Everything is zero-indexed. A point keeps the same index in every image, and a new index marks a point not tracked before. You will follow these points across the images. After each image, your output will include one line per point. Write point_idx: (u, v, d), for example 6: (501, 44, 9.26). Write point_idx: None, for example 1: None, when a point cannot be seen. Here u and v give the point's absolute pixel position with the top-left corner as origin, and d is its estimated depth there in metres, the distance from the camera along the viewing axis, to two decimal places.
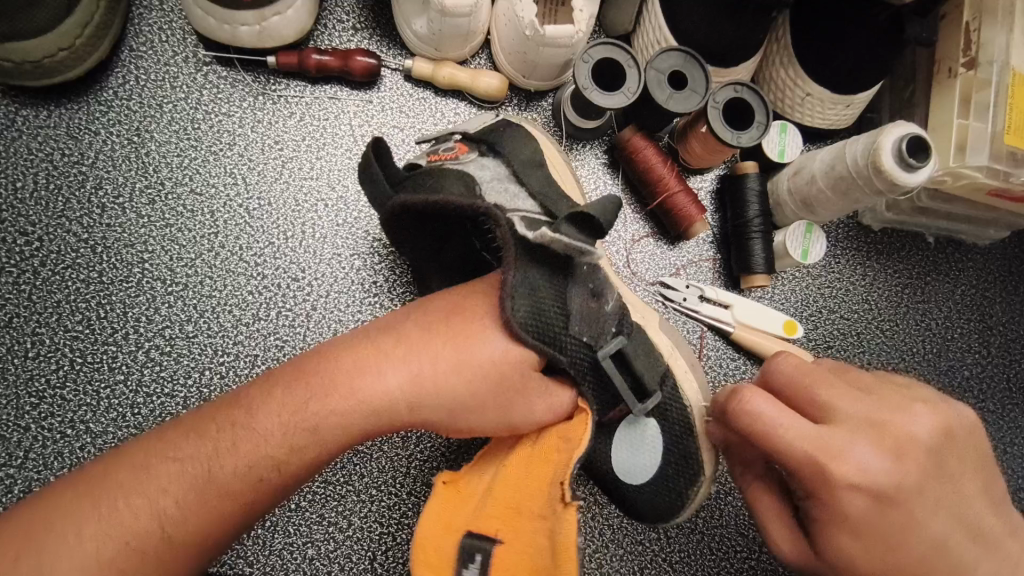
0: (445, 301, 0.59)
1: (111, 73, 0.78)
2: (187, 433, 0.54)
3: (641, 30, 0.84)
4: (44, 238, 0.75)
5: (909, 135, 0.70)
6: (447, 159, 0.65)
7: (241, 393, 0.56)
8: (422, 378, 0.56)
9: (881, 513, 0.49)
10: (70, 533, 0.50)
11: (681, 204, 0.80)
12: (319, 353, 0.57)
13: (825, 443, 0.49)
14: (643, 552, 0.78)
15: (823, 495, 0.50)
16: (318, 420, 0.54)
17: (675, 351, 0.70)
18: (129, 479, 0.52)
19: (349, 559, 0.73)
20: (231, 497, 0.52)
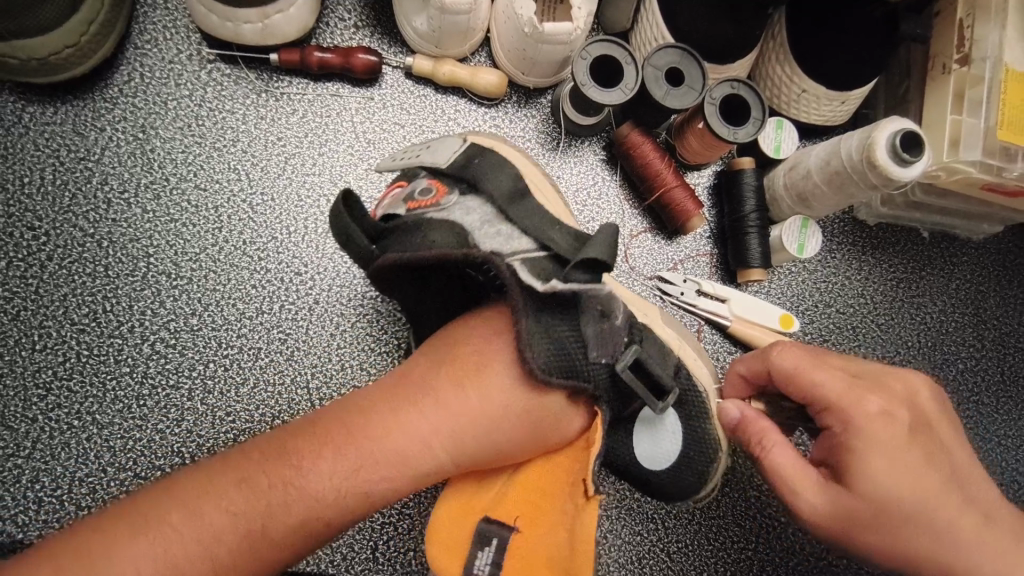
0: (462, 348, 0.60)
1: (116, 70, 0.79)
2: (234, 483, 0.53)
3: (638, 27, 0.85)
4: (51, 233, 0.76)
5: (903, 130, 0.71)
6: (427, 204, 0.64)
7: (284, 448, 0.55)
8: (460, 437, 0.57)
9: (903, 447, 0.55)
10: (128, 570, 0.48)
11: (678, 200, 0.81)
12: (353, 414, 0.57)
13: (855, 384, 0.57)
14: (641, 542, 0.79)
15: (855, 419, 0.56)
16: (370, 484, 0.55)
17: (682, 342, 0.74)
18: (179, 523, 0.50)
19: (351, 549, 0.75)
20: (284, 546, 0.53)
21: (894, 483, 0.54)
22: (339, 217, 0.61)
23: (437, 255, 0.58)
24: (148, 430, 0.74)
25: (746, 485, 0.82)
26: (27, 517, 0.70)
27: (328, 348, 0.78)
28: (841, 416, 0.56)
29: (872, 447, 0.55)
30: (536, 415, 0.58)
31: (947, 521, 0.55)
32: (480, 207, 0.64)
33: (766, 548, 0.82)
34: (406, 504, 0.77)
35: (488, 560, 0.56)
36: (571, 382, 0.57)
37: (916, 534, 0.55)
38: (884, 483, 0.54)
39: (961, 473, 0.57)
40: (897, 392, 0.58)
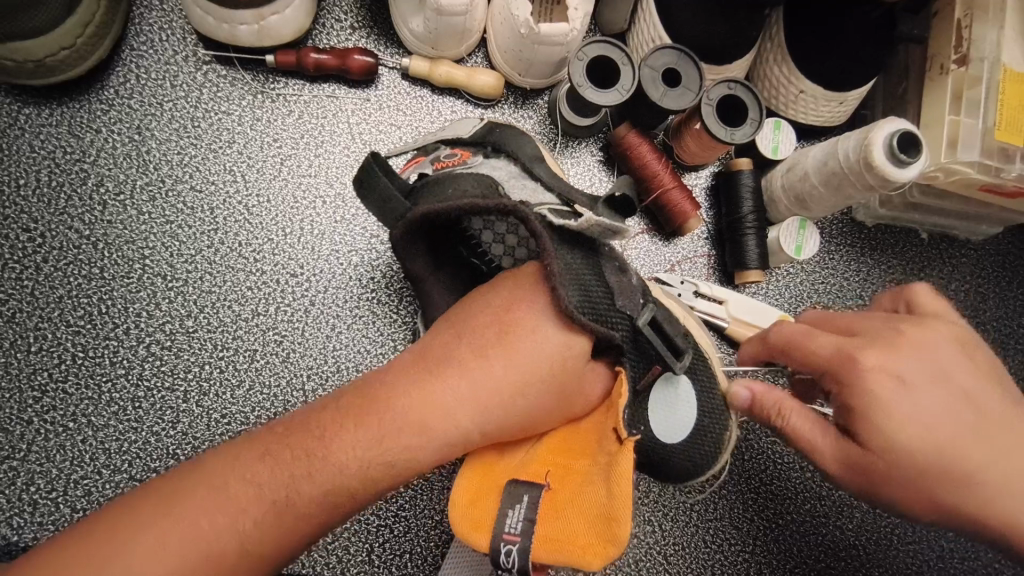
0: (486, 314, 0.58)
1: (112, 72, 0.79)
2: (258, 457, 0.52)
3: (635, 28, 0.85)
4: (46, 234, 0.76)
5: (899, 130, 0.71)
6: (453, 164, 0.65)
7: (303, 423, 0.54)
8: (486, 407, 0.55)
9: (910, 400, 0.55)
10: (155, 545, 0.48)
11: (676, 200, 0.81)
12: (372, 390, 0.54)
13: (852, 343, 0.58)
14: (638, 544, 0.79)
15: (855, 378, 0.56)
16: (395, 455, 0.53)
17: (687, 316, 0.75)
18: (206, 498, 0.50)
19: (346, 551, 0.74)
20: (307, 520, 0.51)
21: (904, 437, 0.55)
22: (367, 173, 0.62)
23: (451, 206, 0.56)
24: (143, 432, 0.74)
25: (743, 487, 0.82)
26: (22, 519, 0.70)
27: (324, 349, 0.77)
28: (838, 378, 0.57)
29: (874, 407, 0.55)
30: (560, 379, 0.57)
31: (969, 463, 0.56)
32: (506, 165, 0.65)
33: (764, 551, 0.81)
34: (402, 507, 0.76)
35: (520, 517, 0.54)
36: (600, 330, 0.57)
37: (939, 481, 0.56)
38: (893, 439, 0.55)
39: (981, 414, 0.57)
40: (902, 343, 0.57)
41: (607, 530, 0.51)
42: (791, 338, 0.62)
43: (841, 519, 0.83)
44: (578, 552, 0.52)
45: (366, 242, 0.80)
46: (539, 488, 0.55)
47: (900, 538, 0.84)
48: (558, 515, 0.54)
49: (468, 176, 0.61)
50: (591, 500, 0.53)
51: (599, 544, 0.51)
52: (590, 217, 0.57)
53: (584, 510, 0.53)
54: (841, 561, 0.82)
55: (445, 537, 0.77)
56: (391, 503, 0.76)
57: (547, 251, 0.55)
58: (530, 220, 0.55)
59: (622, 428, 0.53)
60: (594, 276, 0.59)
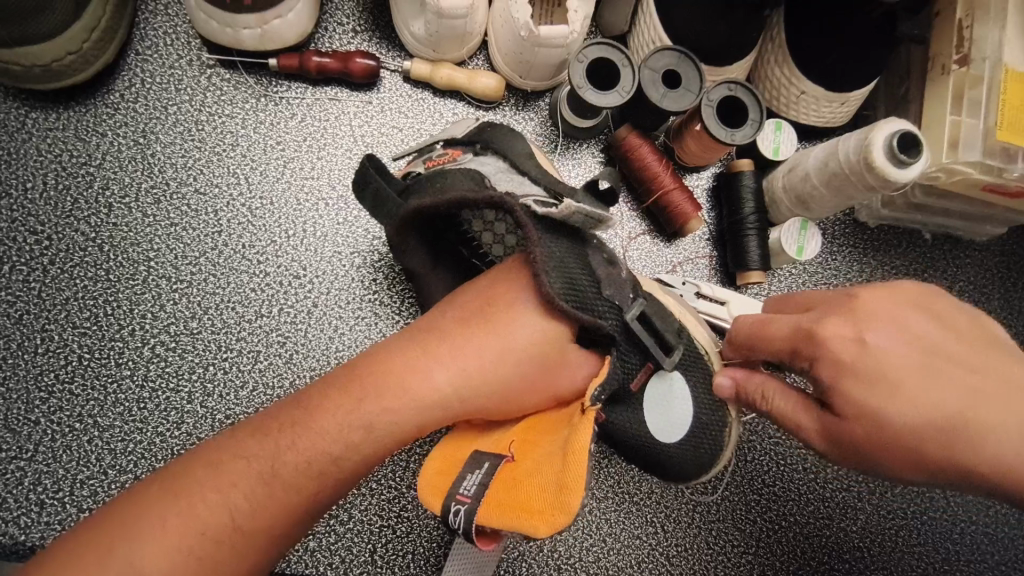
0: (471, 298, 0.61)
1: (118, 76, 0.80)
2: (248, 434, 0.53)
3: (636, 30, 0.85)
4: (53, 237, 0.77)
5: (901, 131, 0.71)
6: (443, 162, 0.67)
7: (295, 400, 0.55)
8: (464, 372, 0.57)
9: (885, 365, 0.54)
10: (152, 526, 0.49)
11: (676, 202, 0.81)
12: (361, 363, 0.57)
13: (808, 320, 0.58)
14: (640, 546, 0.79)
15: (820, 354, 0.56)
16: (372, 418, 0.54)
17: (684, 311, 0.74)
18: (203, 477, 0.51)
19: (350, 552, 0.75)
20: (297, 491, 0.52)
21: (885, 404, 0.54)
22: (363, 174, 0.65)
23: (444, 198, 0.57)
24: (149, 433, 0.74)
25: (746, 489, 0.82)
26: (30, 518, 0.71)
27: (327, 350, 0.78)
28: (804, 356, 0.58)
29: (846, 376, 0.55)
30: (540, 349, 0.59)
31: (971, 417, 0.53)
32: (495, 160, 0.65)
33: (767, 552, 0.81)
34: (404, 507, 0.77)
35: (476, 481, 0.54)
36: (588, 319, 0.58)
37: (938, 441, 0.54)
38: (875, 405, 0.54)
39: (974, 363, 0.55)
40: (861, 306, 0.57)
41: (557, 497, 0.49)
42: (755, 326, 0.63)
43: (845, 521, 0.83)
44: (523, 516, 0.50)
45: (369, 244, 0.81)
46: (500, 458, 0.55)
47: (905, 540, 0.83)
48: (513, 482, 0.54)
49: (450, 180, 0.62)
50: (548, 467, 0.53)
51: (547, 512, 0.49)
52: (570, 204, 0.56)
53: (540, 478, 0.52)
54: (845, 562, 0.82)
55: (447, 537, 0.77)
56: (393, 503, 0.77)
57: (532, 239, 0.57)
58: (516, 209, 0.56)
59: (586, 400, 0.54)
60: (592, 265, 0.60)
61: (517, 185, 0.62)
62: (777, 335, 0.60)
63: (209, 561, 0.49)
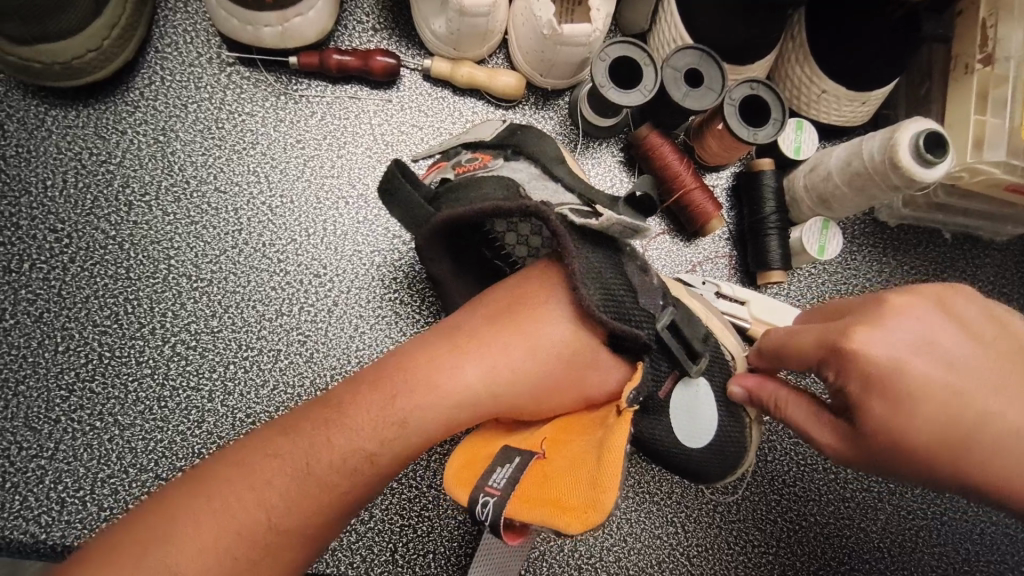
0: (502, 296, 0.61)
1: (138, 74, 0.80)
2: (280, 432, 0.53)
3: (656, 29, 0.85)
4: (73, 235, 0.77)
5: (927, 130, 0.71)
6: (475, 167, 0.65)
7: (326, 397, 0.55)
8: (495, 369, 0.56)
9: (915, 382, 0.53)
10: (188, 525, 0.48)
11: (698, 201, 0.81)
12: (393, 360, 0.57)
13: (835, 330, 0.57)
14: (661, 545, 0.79)
15: (846, 368, 0.55)
16: (406, 414, 0.54)
17: (710, 314, 0.74)
18: (236, 476, 0.51)
19: (371, 551, 0.75)
20: (330, 489, 0.52)
21: (911, 419, 0.54)
22: (392, 180, 0.63)
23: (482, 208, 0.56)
24: (169, 431, 0.74)
25: (767, 489, 0.82)
26: (51, 517, 0.71)
27: (347, 349, 0.78)
28: (829, 367, 0.57)
29: (868, 392, 0.54)
30: (572, 346, 0.59)
31: (983, 434, 0.53)
32: (528, 166, 0.66)
33: (787, 552, 0.81)
34: (425, 506, 0.77)
35: (505, 475, 0.53)
36: (619, 327, 0.57)
37: (964, 453, 0.54)
38: (893, 422, 0.54)
39: (1004, 372, 0.55)
40: (889, 320, 0.55)
41: (592, 494, 0.49)
42: (787, 337, 0.62)
43: (866, 521, 0.83)
44: (555, 513, 0.49)
45: (389, 243, 0.81)
46: (530, 454, 0.55)
47: (925, 540, 0.83)
48: (543, 480, 0.53)
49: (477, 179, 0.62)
50: (579, 465, 0.52)
51: (580, 509, 0.49)
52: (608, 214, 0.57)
53: (572, 475, 0.52)
54: (865, 563, 0.82)
55: (468, 537, 0.77)
56: (414, 503, 0.76)
57: (568, 251, 0.56)
58: (550, 219, 0.55)
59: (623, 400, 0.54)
60: (621, 270, 0.60)
61: (553, 193, 0.63)
62: (806, 345, 0.60)
63: (245, 561, 0.49)
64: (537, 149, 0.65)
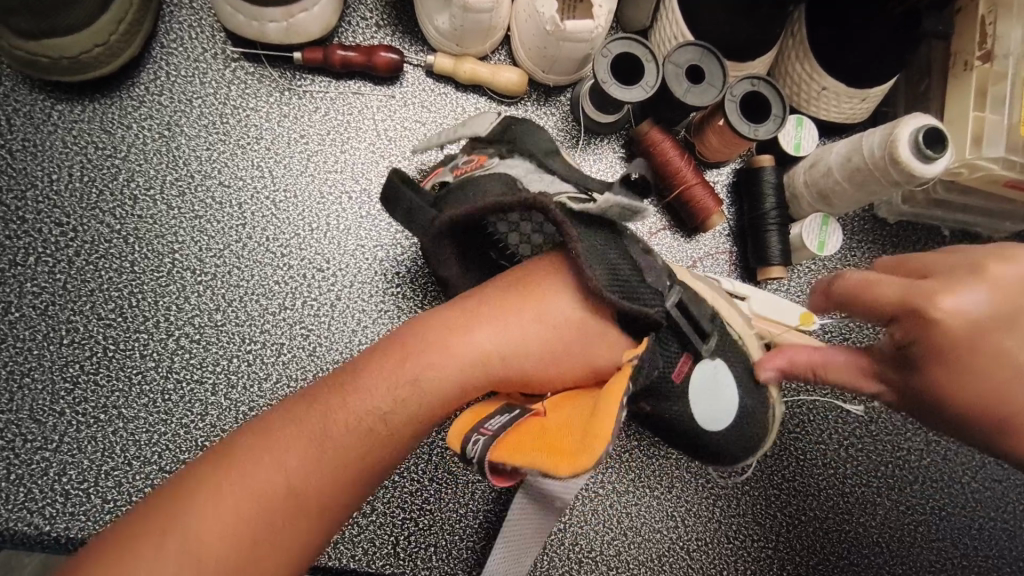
0: (507, 273, 0.63)
1: (143, 69, 0.81)
2: (296, 403, 0.55)
3: (658, 26, 0.85)
4: (78, 229, 0.77)
5: (926, 126, 0.71)
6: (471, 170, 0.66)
7: (339, 371, 0.57)
8: (503, 335, 0.58)
9: (989, 355, 0.51)
10: (209, 495, 0.49)
11: (698, 196, 0.82)
12: (403, 331, 0.59)
13: (911, 292, 0.53)
14: (661, 539, 0.79)
15: (924, 334, 0.52)
16: (418, 374, 0.56)
17: (718, 300, 0.74)
18: (254, 445, 0.51)
19: (372, 544, 0.75)
20: (348, 455, 0.52)
21: (989, 389, 0.51)
22: (395, 187, 0.65)
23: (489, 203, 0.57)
24: (173, 424, 0.75)
25: (766, 483, 0.82)
26: (55, 509, 0.71)
27: (349, 343, 0.78)
28: (901, 331, 0.54)
29: (942, 359, 0.52)
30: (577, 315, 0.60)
31: None
32: (523, 162, 0.64)
33: (786, 547, 0.81)
34: (426, 500, 0.77)
35: (501, 422, 0.54)
36: (628, 309, 0.57)
37: (1010, 426, 0.52)
38: (966, 391, 0.52)
39: None
40: (977, 283, 0.52)
41: (583, 440, 0.51)
42: (846, 293, 0.58)
43: (864, 516, 0.83)
44: (549, 455, 0.51)
45: (391, 238, 0.81)
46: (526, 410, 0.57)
47: (923, 535, 0.83)
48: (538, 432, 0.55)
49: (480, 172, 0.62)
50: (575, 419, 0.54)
51: (569, 453, 0.50)
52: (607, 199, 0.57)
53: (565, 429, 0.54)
54: (863, 558, 0.82)
55: (469, 531, 0.77)
56: (415, 496, 0.77)
57: (569, 236, 0.56)
58: (549, 210, 0.55)
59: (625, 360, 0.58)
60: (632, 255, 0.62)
61: (547, 186, 0.62)
62: (879, 299, 0.55)
63: (267, 529, 0.49)
64: (540, 143, 0.65)
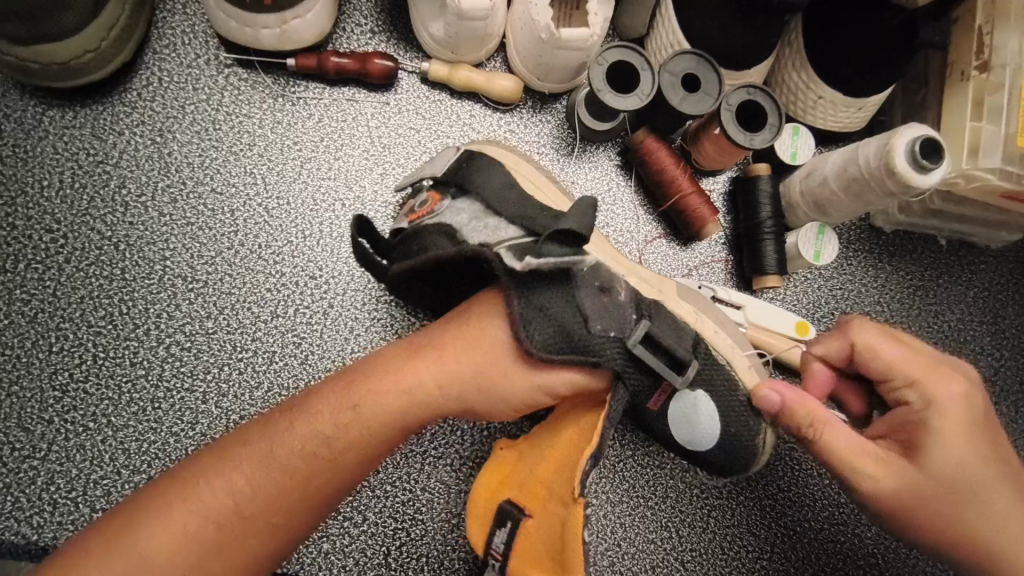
0: (458, 306, 0.65)
1: (135, 74, 0.80)
2: (253, 427, 0.58)
3: (654, 33, 0.85)
4: (69, 235, 0.77)
5: (922, 137, 0.71)
6: (425, 214, 0.69)
7: (294, 399, 0.60)
8: (441, 360, 0.60)
9: (973, 434, 0.57)
10: (161, 511, 0.53)
11: (693, 205, 0.81)
12: (357, 364, 0.62)
13: (931, 362, 0.59)
14: (655, 550, 0.78)
15: (941, 398, 0.57)
16: (360, 401, 0.58)
17: (700, 314, 0.69)
18: (207, 466, 0.55)
19: (363, 554, 0.74)
20: (291, 477, 0.55)
21: (970, 467, 0.56)
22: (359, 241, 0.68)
23: (415, 265, 0.63)
24: (163, 433, 0.74)
25: (760, 494, 0.82)
26: (42, 518, 0.71)
27: (342, 352, 0.78)
28: (921, 392, 0.58)
29: (951, 426, 0.56)
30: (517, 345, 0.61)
31: (1001, 515, 0.57)
32: (470, 205, 0.66)
33: (781, 558, 0.81)
34: (419, 510, 0.76)
35: (502, 539, 0.63)
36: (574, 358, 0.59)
37: (973, 510, 0.57)
38: (955, 461, 0.56)
39: None
40: (972, 377, 0.60)
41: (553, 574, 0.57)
42: (877, 344, 0.61)
43: (860, 527, 0.83)
44: None
45: None
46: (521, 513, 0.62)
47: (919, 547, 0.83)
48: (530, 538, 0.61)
49: None
50: (548, 542, 0.58)
51: None
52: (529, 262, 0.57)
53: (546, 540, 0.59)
54: (858, 569, 0.82)
55: (462, 541, 0.77)
56: (407, 506, 0.76)
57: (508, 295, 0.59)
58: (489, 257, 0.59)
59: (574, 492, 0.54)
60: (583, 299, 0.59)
61: (492, 233, 0.63)
62: (898, 359, 0.60)
63: (211, 544, 0.53)
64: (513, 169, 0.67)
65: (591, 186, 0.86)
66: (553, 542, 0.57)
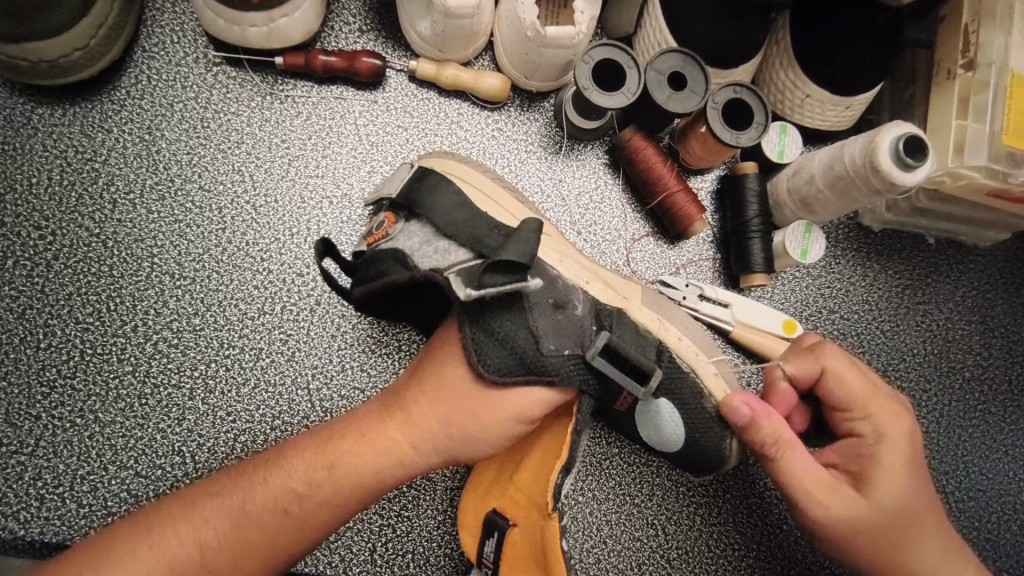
0: (431, 349, 0.65)
1: (124, 73, 0.80)
2: (229, 476, 0.59)
3: (641, 32, 0.85)
4: (57, 232, 0.77)
5: (907, 135, 0.71)
6: (379, 236, 0.67)
7: (271, 451, 0.61)
8: (409, 412, 0.60)
9: (912, 470, 0.60)
10: (126, 556, 0.54)
11: (680, 204, 0.81)
12: (337, 417, 0.63)
13: (884, 398, 0.62)
14: (641, 548, 0.78)
15: (889, 436, 0.61)
16: (332, 457, 0.59)
17: (664, 320, 0.69)
18: (178, 513, 0.56)
19: (349, 551, 0.75)
20: (258, 530, 0.56)
21: (907, 502, 0.60)
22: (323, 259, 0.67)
23: (381, 285, 0.63)
24: (150, 429, 0.74)
25: (747, 492, 0.82)
26: (29, 513, 0.71)
27: (329, 349, 0.78)
28: (874, 428, 0.61)
29: (896, 462, 0.60)
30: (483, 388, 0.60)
31: (920, 545, 0.62)
32: (422, 228, 0.66)
33: (767, 556, 0.81)
34: (405, 506, 0.76)
35: (491, 548, 0.63)
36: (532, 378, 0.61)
37: (902, 539, 0.61)
38: (897, 496, 0.59)
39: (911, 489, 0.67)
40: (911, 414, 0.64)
41: None
42: (841, 374, 0.63)
43: None
44: None
45: None
46: (503, 523, 0.62)
47: None
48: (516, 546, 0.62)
49: None
50: (535, 553, 0.58)
51: None
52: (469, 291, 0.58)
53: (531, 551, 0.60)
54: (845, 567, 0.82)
55: (447, 538, 0.77)
56: (393, 503, 0.76)
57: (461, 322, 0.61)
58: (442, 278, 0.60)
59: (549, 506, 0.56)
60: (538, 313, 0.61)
61: (442, 257, 0.63)
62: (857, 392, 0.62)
63: None
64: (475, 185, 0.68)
65: (580, 185, 0.87)
66: (539, 554, 0.58)
